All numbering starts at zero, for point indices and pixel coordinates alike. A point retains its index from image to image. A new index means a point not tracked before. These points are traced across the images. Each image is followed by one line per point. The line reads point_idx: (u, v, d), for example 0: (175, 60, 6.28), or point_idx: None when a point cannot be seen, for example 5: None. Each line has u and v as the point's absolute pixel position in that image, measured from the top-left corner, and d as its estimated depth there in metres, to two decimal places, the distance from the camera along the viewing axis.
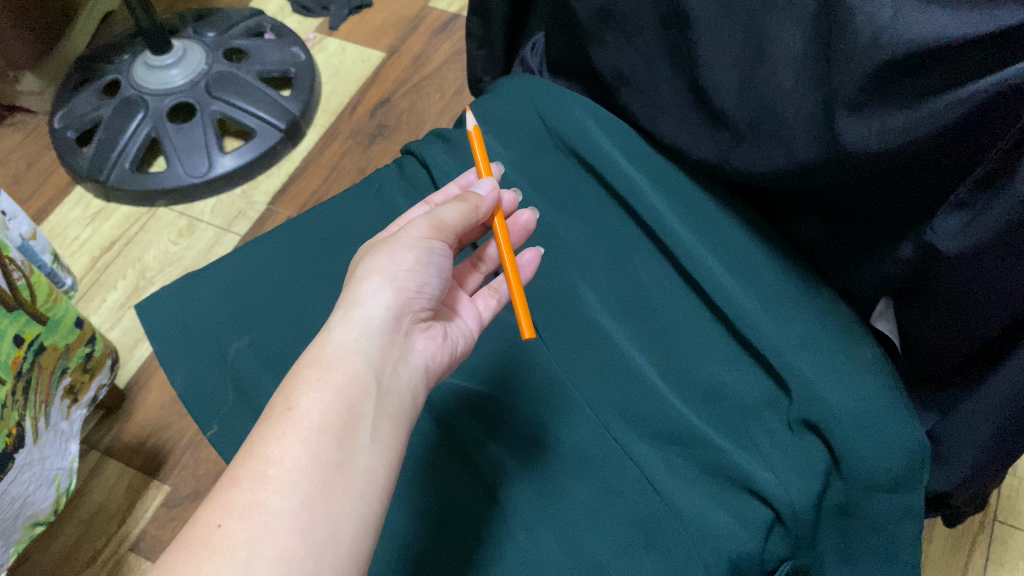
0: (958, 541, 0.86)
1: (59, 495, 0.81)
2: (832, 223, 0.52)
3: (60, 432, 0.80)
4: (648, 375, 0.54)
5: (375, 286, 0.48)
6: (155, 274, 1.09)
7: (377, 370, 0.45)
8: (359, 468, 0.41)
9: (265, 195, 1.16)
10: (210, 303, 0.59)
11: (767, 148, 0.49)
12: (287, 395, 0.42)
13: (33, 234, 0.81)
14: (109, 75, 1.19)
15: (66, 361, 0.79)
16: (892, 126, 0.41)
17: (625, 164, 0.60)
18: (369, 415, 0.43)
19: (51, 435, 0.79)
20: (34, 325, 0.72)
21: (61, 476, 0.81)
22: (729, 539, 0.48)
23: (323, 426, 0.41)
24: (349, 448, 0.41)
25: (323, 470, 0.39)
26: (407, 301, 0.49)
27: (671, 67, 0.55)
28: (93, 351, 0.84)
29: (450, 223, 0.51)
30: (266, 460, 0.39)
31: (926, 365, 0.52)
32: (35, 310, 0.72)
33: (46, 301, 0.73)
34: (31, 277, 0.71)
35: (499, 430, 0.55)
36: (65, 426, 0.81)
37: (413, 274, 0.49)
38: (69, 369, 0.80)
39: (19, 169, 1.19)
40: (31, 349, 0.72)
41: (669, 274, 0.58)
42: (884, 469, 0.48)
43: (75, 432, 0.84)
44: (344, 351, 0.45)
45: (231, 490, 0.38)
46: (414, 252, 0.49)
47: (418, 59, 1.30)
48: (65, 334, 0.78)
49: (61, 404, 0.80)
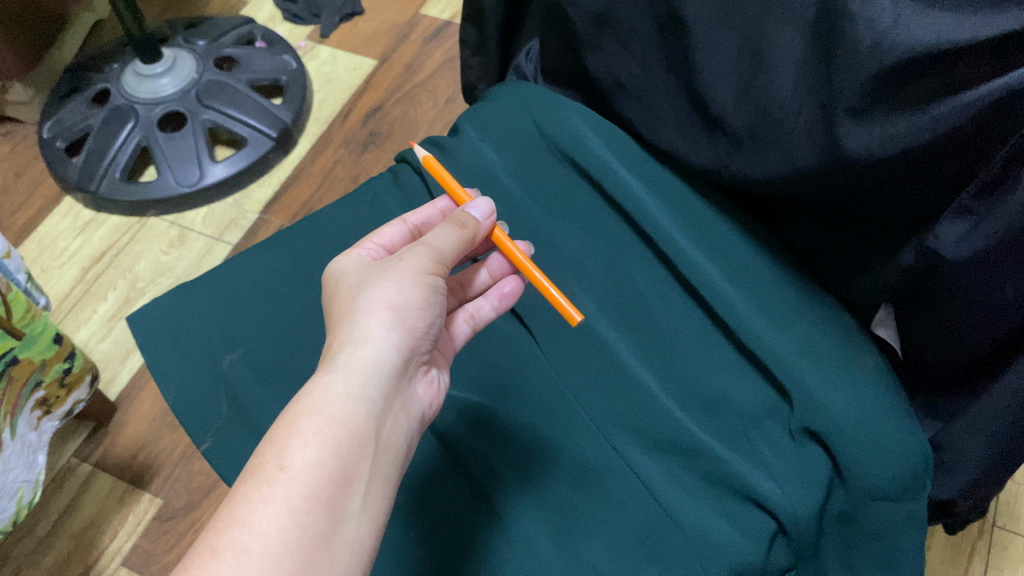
0: (958, 547, 0.86)
1: (20, 508, 0.80)
2: (834, 232, 0.52)
3: (25, 444, 0.78)
4: (647, 385, 0.53)
5: (379, 325, 0.45)
6: (146, 285, 1.08)
7: (376, 423, 0.43)
8: (346, 539, 0.38)
9: (258, 204, 1.16)
10: (204, 315, 0.59)
11: (765, 154, 0.49)
12: (277, 452, 0.39)
13: (10, 251, 0.78)
14: (99, 84, 1.18)
15: (40, 375, 0.77)
16: (894, 131, 0.41)
17: (622, 172, 0.59)
18: (362, 477, 0.41)
19: (17, 446, 0.77)
20: (8, 340, 0.70)
21: (24, 489, 0.80)
22: (731, 549, 0.47)
23: (315, 492, 0.38)
24: (339, 518, 0.38)
25: (308, 543, 0.37)
26: (415, 344, 0.47)
27: (668, 73, 0.55)
28: (72, 367, 0.82)
29: (447, 253, 0.50)
30: (249, 532, 0.36)
31: (926, 370, 0.52)
32: (9, 326, 0.70)
33: (23, 318, 0.71)
34: (8, 295, 0.68)
35: (497, 439, 0.54)
36: (31, 437, 0.79)
37: (421, 314, 0.47)
38: (43, 383, 0.78)
39: (8, 179, 1.18)
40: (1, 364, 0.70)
41: (668, 281, 0.57)
42: (888, 479, 0.48)
43: (43, 443, 0.82)
44: (348, 398, 0.42)
45: (209, 562, 0.35)
46: (422, 290, 0.48)
47: (410, 66, 1.30)
48: (42, 350, 0.76)
49: (30, 415, 0.78)
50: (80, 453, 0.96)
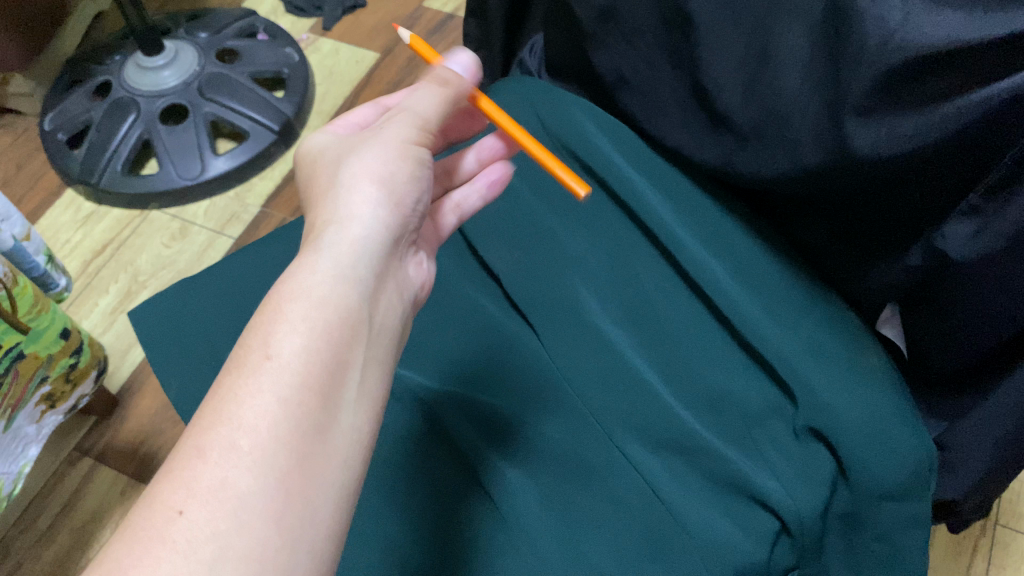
0: (960, 544, 0.86)
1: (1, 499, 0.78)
2: (839, 229, 0.51)
3: (20, 436, 0.77)
4: (650, 384, 0.53)
5: (363, 196, 0.43)
6: (148, 278, 1.08)
7: (367, 303, 0.41)
8: (341, 430, 0.36)
9: (260, 198, 1.15)
10: (206, 310, 0.58)
11: (771, 152, 0.48)
12: (262, 339, 0.37)
13: (28, 235, 0.83)
14: (101, 77, 1.17)
15: (47, 369, 0.77)
16: (901, 130, 0.40)
17: (626, 169, 0.59)
18: (357, 363, 0.39)
19: (9, 438, 0.76)
20: (14, 334, 0.70)
21: (5, 480, 0.78)
22: (735, 550, 0.47)
23: (307, 381, 0.36)
24: (333, 409, 0.36)
25: (303, 437, 0.35)
26: (405, 222, 0.45)
27: (673, 68, 0.54)
28: (78, 363, 0.83)
29: (432, 121, 0.47)
30: (237, 429, 0.34)
31: (931, 370, 0.51)
32: (15, 320, 0.70)
33: (29, 312, 0.72)
34: (14, 288, 0.69)
35: (499, 436, 0.53)
36: (30, 430, 0.79)
37: (409, 189, 0.45)
38: (49, 378, 0.78)
39: (9, 171, 1.18)
40: (7, 358, 0.70)
41: (672, 278, 0.57)
42: (893, 479, 0.48)
43: (40, 437, 0.81)
44: (335, 277, 0.40)
45: (197, 461, 0.33)
46: (407, 161, 0.45)
47: (412, 60, 1.29)
48: (47, 345, 0.76)
49: (33, 409, 0.77)
50: (82, 447, 0.96)
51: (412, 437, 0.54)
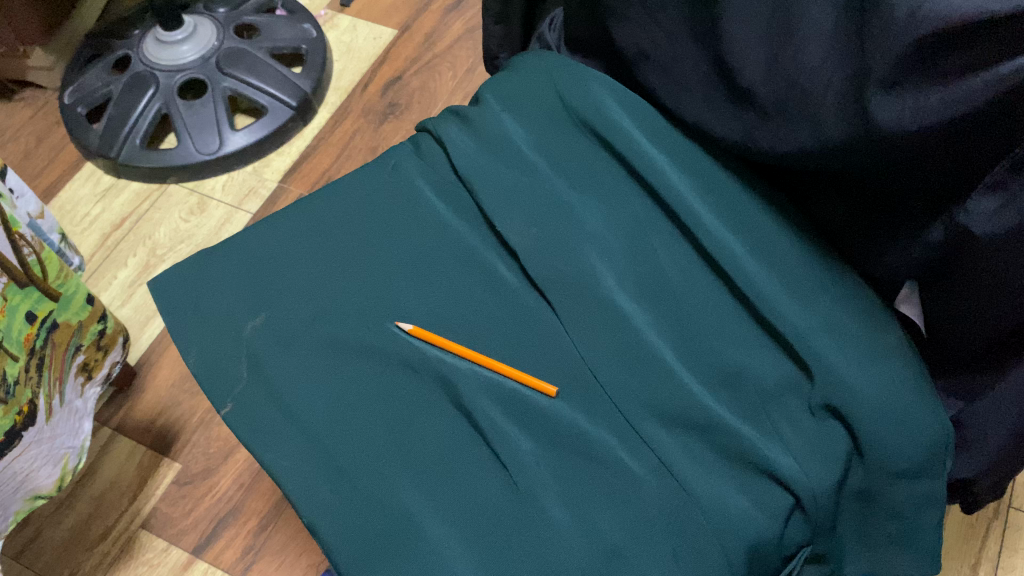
0: (973, 527, 0.86)
1: (64, 474, 0.79)
2: (861, 206, 0.51)
3: (73, 410, 0.79)
4: (667, 361, 0.53)
5: None
6: (166, 252, 1.09)
7: None
8: None
9: (277, 173, 1.16)
10: (224, 282, 0.59)
11: (792, 128, 0.48)
12: None
13: (40, 214, 0.80)
14: (120, 51, 1.17)
15: (78, 338, 0.78)
16: (927, 104, 0.40)
17: (645, 143, 0.58)
18: None
19: (65, 412, 0.78)
20: (46, 303, 0.72)
21: (69, 455, 0.80)
22: (747, 524, 0.48)
23: None
24: None
25: None
26: None
27: (695, 43, 0.54)
28: (105, 329, 0.83)
29: None
30: None
31: (948, 351, 0.51)
32: (47, 287, 0.71)
33: (57, 279, 0.73)
34: (41, 253, 0.70)
35: (514, 408, 0.53)
36: (78, 404, 0.81)
37: None
38: (82, 347, 0.79)
39: (29, 144, 1.19)
40: (43, 327, 0.71)
41: (689, 255, 0.57)
42: (909, 456, 0.49)
43: (88, 411, 0.83)
44: None
45: None
46: None
47: (430, 37, 1.29)
48: (77, 311, 0.77)
49: (74, 381, 0.79)
50: (100, 417, 0.97)
51: (428, 410, 0.53)
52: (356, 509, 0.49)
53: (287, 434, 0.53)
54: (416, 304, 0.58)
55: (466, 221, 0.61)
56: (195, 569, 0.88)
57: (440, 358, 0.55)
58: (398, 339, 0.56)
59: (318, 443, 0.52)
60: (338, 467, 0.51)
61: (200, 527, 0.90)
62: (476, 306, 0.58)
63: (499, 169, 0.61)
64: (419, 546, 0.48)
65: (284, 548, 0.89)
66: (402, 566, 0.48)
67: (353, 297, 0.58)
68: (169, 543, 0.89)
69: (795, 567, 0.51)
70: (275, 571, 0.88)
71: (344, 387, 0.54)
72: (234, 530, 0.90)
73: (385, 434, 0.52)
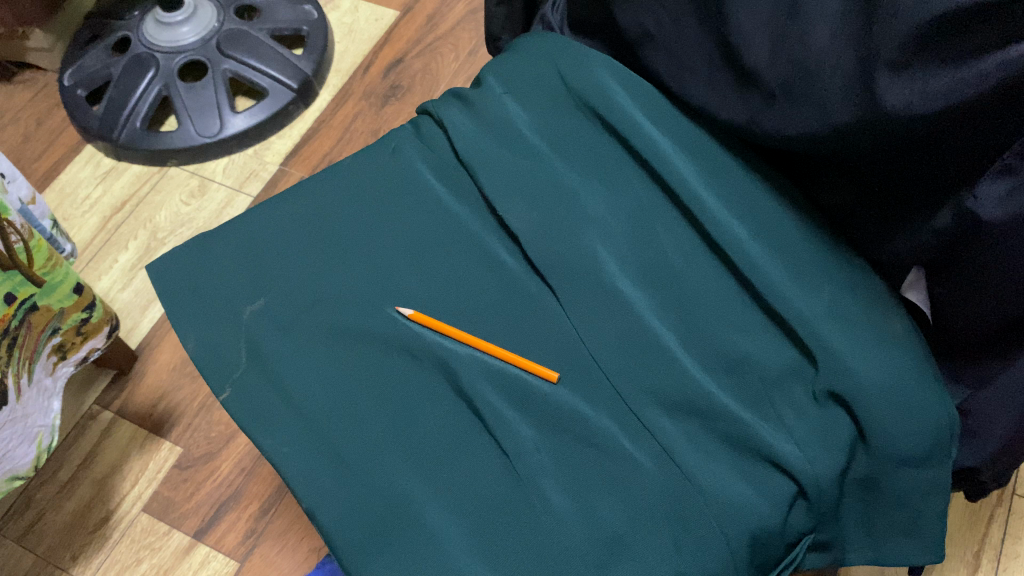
0: (977, 513, 0.86)
1: (40, 453, 0.79)
2: (868, 190, 0.50)
3: (42, 389, 0.79)
4: (668, 346, 0.52)
5: None
6: (167, 235, 1.08)
7: None
8: None
9: (278, 155, 1.15)
10: (223, 266, 0.58)
11: (798, 111, 0.47)
12: None
13: (33, 199, 0.81)
14: (120, 32, 1.16)
15: (58, 322, 0.77)
16: (937, 86, 0.40)
17: (648, 126, 0.57)
18: None
19: (34, 392, 0.77)
20: (29, 287, 0.71)
21: (42, 435, 0.80)
22: (751, 512, 0.48)
23: None
24: None
25: None
26: None
27: (700, 24, 0.53)
28: (90, 317, 0.83)
29: None
30: None
31: (955, 337, 0.50)
32: (30, 273, 0.71)
33: (45, 265, 0.72)
34: (29, 241, 0.70)
35: (515, 394, 0.53)
36: (48, 382, 0.80)
37: None
38: (60, 330, 0.79)
39: (29, 127, 1.18)
40: (22, 308, 0.71)
41: (693, 240, 0.56)
42: (914, 444, 0.49)
43: (58, 390, 0.82)
44: None
45: None
46: None
47: (432, 18, 1.27)
48: (60, 299, 0.76)
49: (47, 360, 0.78)
50: (101, 401, 0.97)
51: (428, 396, 0.53)
52: (357, 496, 0.49)
53: (287, 420, 0.52)
54: (416, 289, 0.57)
55: (467, 205, 0.61)
56: (197, 553, 0.88)
57: (439, 343, 0.54)
58: (398, 324, 0.55)
59: (318, 429, 0.52)
60: (338, 454, 0.51)
61: (201, 511, 0.90)
62: (476, 291, 0.57)
63: (501, 152, 0.60)
64: (420, 533, 0.48)
65: (286, 532, 0.89)
66: (402, 552, 0.47)
67: (354, 284, 0.57)
68: (170, 527, 0.89)
69: (798, 553, 0.51)
70: (277, 556, 0.88)
71: (343, 373, 0.53)
72: (236, 514, 0.90)
73: (385, 420, 0.52)
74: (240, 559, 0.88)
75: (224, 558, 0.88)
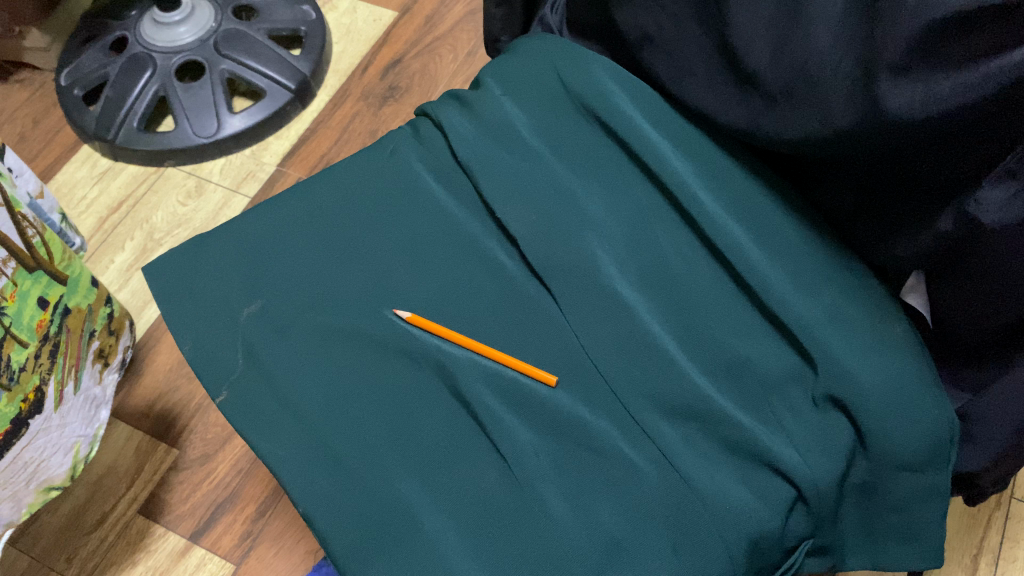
0: (975, 517, 0.86)
1: (76, 463, 0.79)
2: (869, 194, 0.50)
3: (88, 398, 0.80)
4: (667, 349, 0.52)
5: None
6: (164, 235, 1.08)
7: None
8: None
9: (276, 156, 1.15)
10: (220, 268, 0.58)
11: (800, 114, 0.47)
12: None
13: (40, 192, 0.80)
14: (116, 31, 1.16)
15: (92, 324, 0.79)
16: (938, 90, 0.40)
17: (648, 130, 0.57)
18: None
19: (80, 400, 0.78)
20: (55, 287, 0.71)
21: (81, 443, 0.79)
22: (749, 517, 0.48)
23: None
24: None
25: None
26: None
27: (700, 27, 0.53)
28: (113, 311, 0.84)
29: None
30: None
31: (954, 341, 0.50)
32: (53, 270, 0.71)
33: (61, 260, 0.72)
34: (44, 234, 0.69)
35: (513, 397, 0.52)
36: (96, 390, 0.82)
37: None
38: (96, 333, 0.80)
39: (26, 127, 1.17)
40: (55, 312, 0.71)
41: (692, 244, 0.56)
42: (913, 449, 0.48)
43: (106, 397, 0.84)
44: None
45: None
46: None
47: (430, 19, 1.27)
48: (84, 295, 0.76)
49: (92, 368, 0.80)
50: None
51: (425, 399, 0.52)
52: (353, 501, 0.49)
53: (284, 423, 0.52)
54: (414, 291, 0.57)
55: (465, 207, 0.60)
56: (192, 555, 0.88)
57: (438, 346, 0.54)
58: (396, 327, 0.55)
59: (314, 432, 0.51)
60: (336, 458, 0.50)
61: (198, 513, 0.90)
62: (475, 294, 0.57)
63: (501, 155, 0.60)
64: (418, 537, 0.47)
65: (282, 535, 0.89)
66: (399, 557, 0.47)
67: (353, 286, 0.57)
68: (166, 529, 0.89)
69: (797, 558, 0.51)
70: (273, 558, 0.88)
71: (340, 375, 0.53)
72: (232, 516, 0.90)
73: (382, 424, 0.51)
74: (236, 562, 0.87)
75: (220, 561, 0.87)
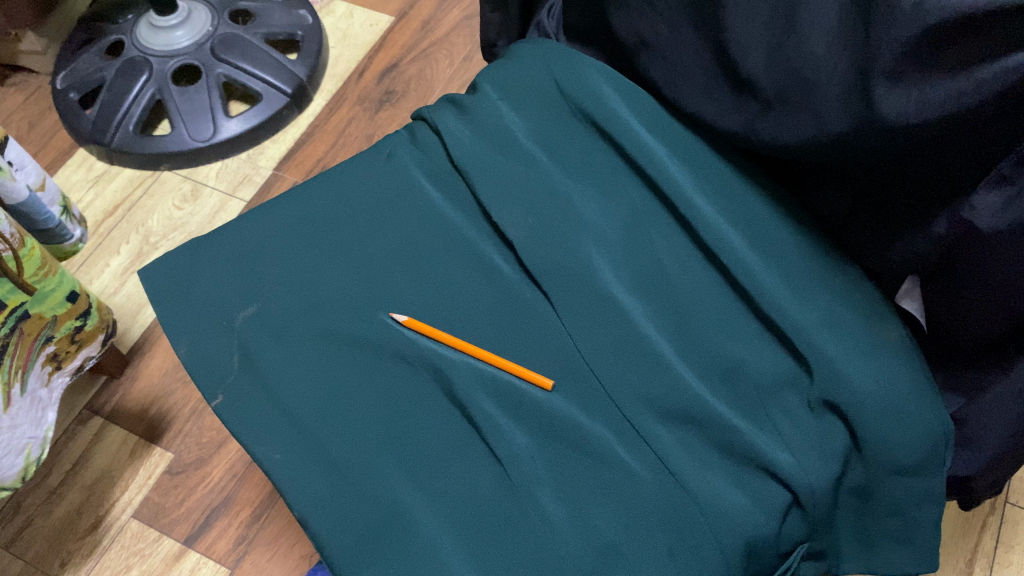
0: (969, 522, 0.86)
1: (28, 464, 0.77)
2: (864, 200, 0.50)
3: (36, 400, 0.77)
4: (662, 354, 0.52)
5: None
6: (159, 239, 1.08)
7: None
8: None
9: (271, 160, 1.15)
10: (216, 272, 0.58)
11: (796, 120, 0.47)
12: None
13: (41, 185, 0.80)
14: (113, 35, 1.16)
15: (51, 330, 0.76)
16: (932, 95, 0.40)
17: (645, 135, 0.57)
18: None
19: (26, 402, 0.75)
20: (18, 294, 0.69)
21: (31, 445, 0.77)
22: (745, 521, 0.48)
23: None
24: None
25: None
26: None
27: (696, 32, 0.53)
28: (84, 325, 0.81)
29: None
30: None
31: (948, 346, 0.51)
32: (21, 279, 0.69)
33: (36, 274, 0.71)
34: (20, 248, 0.68)
35: (509, 402, 0.52)
36: (43, 393, 0.78)
37: None
38: (55, 338, 0.77)
39: (21, 130, 1.17)
40: (12, 317, 0.69)
41: (687, 248, 0.56)
42: (908, 452, 0.49)
43: (53, 399, 0.80)
44: None
45: None
46: None
47: (427, 23, 1.27)
48: (54, 306, 0.75)
49: (41, 369, 0.76)
50: (92, 406, 0.97)
51: (421, 402, 0.53)
52: (349, 505, 0.49)
53: (280, 427, 0.52)
54: (411, 295, 0.57)
55: (462, 211, 0.60)
56: (187, 560, 0.87)
57: (434, 350, 0.54)
58: (392, 331, 0.55)
59: (310, 436, 0.51)
60: (331, 462, 0.50)
61: (192, 517, 0.90)
62: (471, 298, 0.57)
63: (497, 159, 0.60)
64: (414, 541, 0.47)
65: (277, 539, 0.89)
66: (395, 561, 0.47)
67: (349, 289, 0.57)
68: (160, 534, 0.89)
69: (793, 562, 0.51)
70: (268, 562, 0.87)
71: (336, 379, 0.53)
72: (227, 520, 0.90)
73: (378, 428, 0.51)
74: (231, 566, 0.87)
75: (215, 565, 0.87)
